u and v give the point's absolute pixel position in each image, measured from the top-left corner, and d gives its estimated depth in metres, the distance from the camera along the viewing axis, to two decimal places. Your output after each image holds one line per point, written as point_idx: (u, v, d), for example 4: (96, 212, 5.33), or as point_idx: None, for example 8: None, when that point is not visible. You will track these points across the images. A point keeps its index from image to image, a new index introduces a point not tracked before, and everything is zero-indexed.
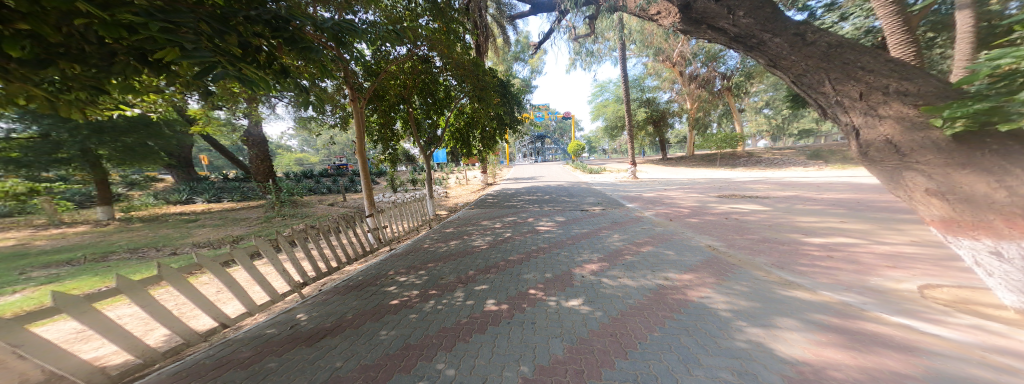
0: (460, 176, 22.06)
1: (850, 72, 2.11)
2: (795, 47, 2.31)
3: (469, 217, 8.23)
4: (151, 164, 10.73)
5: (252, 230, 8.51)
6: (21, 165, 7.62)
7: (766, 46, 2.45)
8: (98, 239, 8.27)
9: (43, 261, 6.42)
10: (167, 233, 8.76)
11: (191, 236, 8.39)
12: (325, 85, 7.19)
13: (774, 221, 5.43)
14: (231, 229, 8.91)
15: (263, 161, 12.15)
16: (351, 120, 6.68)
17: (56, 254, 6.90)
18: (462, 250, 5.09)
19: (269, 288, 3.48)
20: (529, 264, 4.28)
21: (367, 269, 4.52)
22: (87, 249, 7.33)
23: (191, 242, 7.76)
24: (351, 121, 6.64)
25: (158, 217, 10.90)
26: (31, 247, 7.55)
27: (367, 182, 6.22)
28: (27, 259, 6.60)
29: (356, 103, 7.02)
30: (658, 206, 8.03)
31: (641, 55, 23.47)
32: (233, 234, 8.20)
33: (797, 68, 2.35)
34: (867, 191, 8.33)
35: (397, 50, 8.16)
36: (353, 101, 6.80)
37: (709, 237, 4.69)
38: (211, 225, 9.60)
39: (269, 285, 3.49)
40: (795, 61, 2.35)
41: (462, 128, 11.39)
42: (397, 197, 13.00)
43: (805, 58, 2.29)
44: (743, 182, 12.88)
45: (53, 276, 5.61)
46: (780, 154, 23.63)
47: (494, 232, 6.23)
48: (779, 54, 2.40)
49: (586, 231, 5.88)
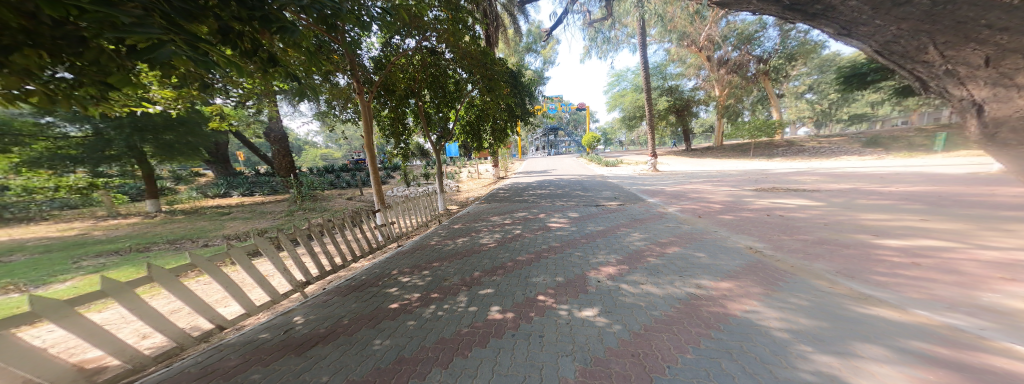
0: (473, 170, 21.88)
1: (969, 33, 1.68)
2: (875, 12, 1.89)
3: (477, 212, 7.94)
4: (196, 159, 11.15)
5: (276, 224, 8.68)
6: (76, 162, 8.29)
7: (839, 9, 2.03)
8: (146, 231, 8.74)
9: (93, 251, 6.76)
10: (202, 225, 9.13)
11: (223, 228, 8.66)
12: (337, 80, 7.17)
13: (829, 219, 4.69)
14: (258, 222, 9.18)
15: (285, 156, 12.44)
16: (357, 109, 6.33)
17: (103, 246, 7.22)
18: (469, 249, 4.80)
19: (269, 287, 3.34)
20: (539, 266, 3.93)
21: (373, 267, 4.34)
22: (134, 240, 7.67)
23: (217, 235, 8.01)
24: (355, 110, 6.23)
25: (197, 211, 11.35)
26: (90, 237, 8.08)
27: (376, 178, 5.96)
28: (84, 249, 7.00)
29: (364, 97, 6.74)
30: (683, 201, 7.37)
31: (662, 41, 22.07)
32: (258, 227, 8.42)
33: (887, 33, 2.00)
34: (943, 183, 7.18)
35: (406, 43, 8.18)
36: (358, 94, 6.42)
37: (748, 237, 4.10)
38: (239, 218, 9.94)
39: (270, 285, 3.35)
40: (882, 25, 1.97)
41: (473, 121, 11.02)
42: (409, 191, 13.02)
43: (897, 21, 1.88)
44: (784, 174, 11.71)
45: (95, 266, 5.84)
46: (827, 143, 21.46)
47: (503, 228, 5.92)
48: (860, 18, 2.00)
49: (602, 228, 5.39)
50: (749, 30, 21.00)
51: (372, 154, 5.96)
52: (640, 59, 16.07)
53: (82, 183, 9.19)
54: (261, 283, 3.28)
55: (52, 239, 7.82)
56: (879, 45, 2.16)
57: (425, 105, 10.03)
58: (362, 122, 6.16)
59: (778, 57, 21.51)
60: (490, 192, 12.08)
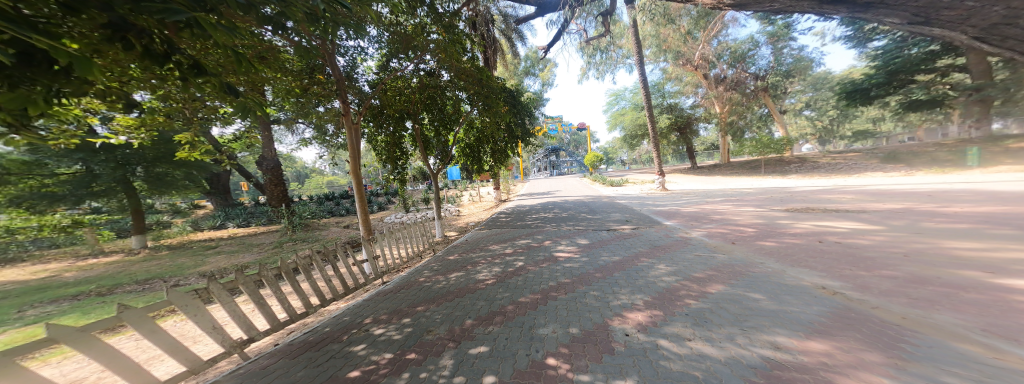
0: (474, 193, 21.33)
1: None
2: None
3: (477, 240, 7.14)
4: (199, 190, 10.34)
5: (261, 258, 7.21)
6: (59, 199, 7.32)
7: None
8: (121, 269, 6.77)
9: (48, 298, 5.18)
10: (183, 261, 7.09)
11: (203, 264, 6.73)
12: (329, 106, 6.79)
13: (907, 251, 3.88)
14: (245, 256, 7.30)
15: (277, 185, 11.29)
16: (345, 128, 5.57)
17: (65, 289, 5.57)
18: (463, 287, 3.98)
19: (185, 354, 2.19)
20: (547, 310, 3.12)
21: (346, 310, 3.49)
22: (102, 281, 5.98)
23: (202, 272, 6.12)
24: (344, 129, 5.53)
25: (187, 244, 9.16)
26: (52, 280, 6.23)
27: (363, 204, 5.19)
28: (42, 294, 5.41)
29: (349, 117, 5.72)
30: (706, 224, 6.58)
31: (658, 61, 22.27)
32: (240, 261, 6.92)
33: (992, 15, 1.77)
34: (1008, 202, 6.39)
35: (403, 67, 8.07)
36: (344, 116, 5.55)
37: (813, 275, 3.28)
38: (224, 251, 7.87)
39: (188, 351, 2.21)
40: (979, 11, 1.81)
41: (473, 144, 10.57)
42: (408, 217, 12.43)
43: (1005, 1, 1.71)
44: (811, 192, 10.91)
45: (36, 317, 4.34)
46: (842, 159, 20.67)
47: (504, 260, 5.11)
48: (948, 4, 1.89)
49: (619, 259, 4.54)
50: (742, 49, 20.97)
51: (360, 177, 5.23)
52: (639, 78, 15.78)
53: (67, 222, 7.69)
54: (173, 351, 2.12)
55: (16, 284, 6.04)
56: (977, 33, 1.98)
57: (423, 128, 9.66)
58: (349, 139, 5.40)
59: (774, 75, 21.50)
60: (493, 216, 11.42)
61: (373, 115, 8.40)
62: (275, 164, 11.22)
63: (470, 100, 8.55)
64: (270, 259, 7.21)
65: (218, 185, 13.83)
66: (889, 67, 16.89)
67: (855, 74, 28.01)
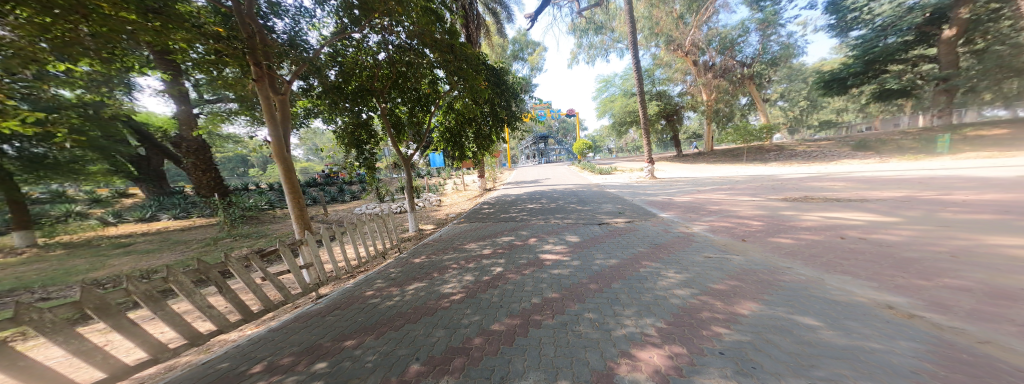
0: (457, 181, 20.18)
1: None
2: None
3: (452, 236, 6.19)
4: (124, 176, 8.86)
5: (184, 258, 5.59)
6: None
7: None
8: None
9: None
10: (75, 264, 5.48)
11: (100, 268, 5.18)
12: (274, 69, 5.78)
13: (952, 251, 3.33)
14: (162, 255, 5.79)
15: (205, 172, 9.69)
16: (262, 97, 4.06)
17: None
18: (420, 307, 3.04)
19: None
20: (527, 349, 2.23)
21: (239, 347, 2.45)
22: None
23: (86, 279, 4.56)
24: (261, 102, 4.04)
25: (93, 241, 7.49)
26: None
27: (297, 204, 4.09)
28: None
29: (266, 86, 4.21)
30: (706, 216, 5.90)
31: (649, 46, 21.36)
32: (152, 259, 5.55)
33: None
34: (1007, 189, 6.23)
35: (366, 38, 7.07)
36: (257, 83, 4.02)
37: (864, 287, 2.61)
38: (135, 251, 6.09)
39: None
40: None
41: (452, 127, 9.56)
42: (379, 208, 11.37)
43: None
44: (798, 179, 10.72)
45: None
46: (816, 146, 21.03)
47: (478, 264, 4.21)
48: None
49: (615, 263, 3.71)
50: (731, 35, 20.25)
51: (291, 170, 4.15)
52: (631, 62, 14.65)
53: None
54: None
55: None
56: None
57: (394, 109, 8.72)
58: (271, 120, 3.99)
59: (760, 63, 21.12)
60: (473, 207, 10.52)
61: (325, 91, 7.12)
62: (204, 146, 9.69)
63: (447, 78, 7.59)
64: (198, 252, 5.91)
65: (151, 171, 11.28)
66: (865, 57, 16.69)
67: (830, 65, 28.71)
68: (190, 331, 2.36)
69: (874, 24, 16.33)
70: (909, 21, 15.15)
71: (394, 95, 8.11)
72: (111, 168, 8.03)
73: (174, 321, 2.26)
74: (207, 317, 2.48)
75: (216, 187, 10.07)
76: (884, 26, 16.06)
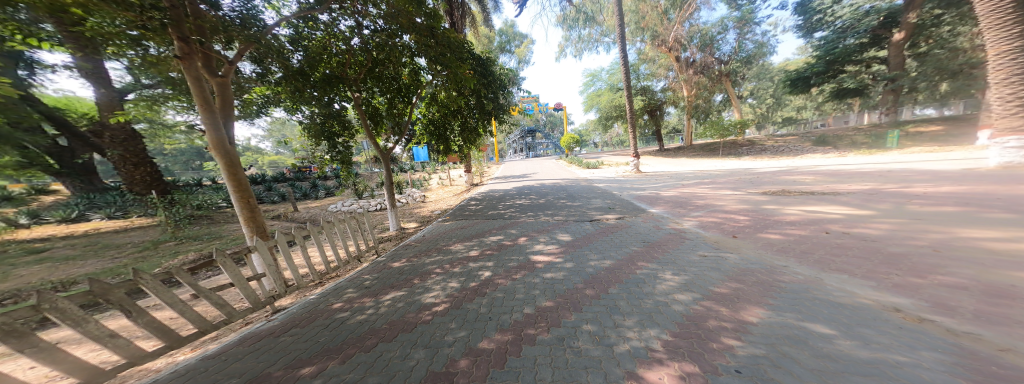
0: (443, 176, 19.56)
1: None
2: None
3: (436, 236, 5.79)
4: (41, 170, 7.59)
5: (115, 265, 4.78)
6: None
7: None
8: None
9: None
10: None
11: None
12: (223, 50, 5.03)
13: (932, 244, 3.32)
14: (84, 262, 4.90)
15: (137, 165, 8.72)
16: (190, 81, 3.34)
17: None
18: (398, 320, 2.66)
19: None
20: (520, 372, 1.91)
21: (158, 382, 1.94)
22: None
23: None
24: (191, 87, 3.35)
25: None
26: None
27: (245, 204, 3.56)
28: None
29: (194, 66, 3.42)
30: (693, 211, 5.87)
31: (634, 40, 21.40)
32: (70, 267, 4.70)
33: None
34: (963, 181, 6.60)
35: (338, 22, 6.43)
36: (182, 61, 3.27)
37: (864, 287, 2.52)
38: (50, 259, 5.12)
39: None
40: None
41: (436, 119, 9.07)
42: (357, 204, 10.72)
43: None
44: (773, 172, 11.10)
45: None
46: (783, 141, 22.18)
47: (465, 268, 3.87)
48: None
49: (610, 265, 3.52)
50: (711, 32, 20.70)
51: (234, 166, 3.57)
52: (617, 56, 14.55)
53: None
54: None
55: None
56: None
57: (375, 100, 8.25)
58: (204, 108, 3.38)
59: (736, 61, 21.74)
60: (460, 203, 10.13)
61: (288, 78, 6.37)
62: (133, 136, 8.91)
63: (431, 67, 7.12)
64: (131, 258, 5.07)
65: (75, 164, 9.82)
66: (827, 57, 17.41)
67: (795, 64, 30.35)
68: (85, 366, 1.85)
69: (835, 26, 17.17)
70: (867, 24, 16.07)
71: (370, 85, 7.50)
72: (24, 160, 6.75)
73: (54, 359, 1.74)
74: (111, 349, 1.92)
75: (152, 184, 9.13)
76: (844, 29, 16.94)
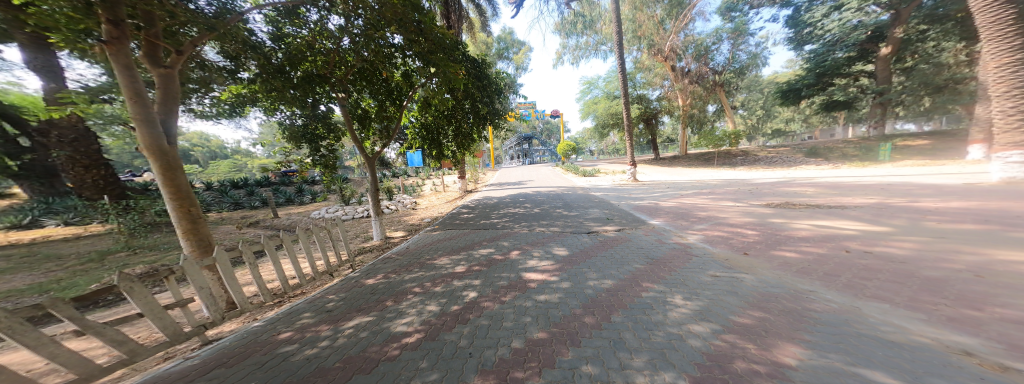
0: (437, 182, 19.02)
1: None
2: None
3: (422, 247, 5.32)
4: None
5: (48, 280, 4.19)
6: None
7: None
8: None
9: None
10: None
11: None
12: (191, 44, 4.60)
13: (971, 268, 2.94)
14: (13, 276, 4.30)
15: (89, 168, 8.07)
16: (117, 69, 2.87)
17: None
18: (354, 357, 2.16)
19: None
20: None
21: None
22: None
23: None
24: (118, 78, 2.88)
25: None
26: None
27: (184, 215, 3.10)
28: None
29: (126, 52, 2.95)
30: (696, 223, 5.51)
31: (631, 50, 21.44)
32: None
33: None
34: (970, 195, 6.38)
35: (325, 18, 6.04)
36: (109, 46, 2.80)
37: (914, 321, 2.13)
38: None
39: None
40: None
41: (429, 124, 8.68)
42: (342, 211, 10.17)
43: None
44: (771, 183, 10.89)
45: None
46: (776, 152, 22.26)
47: (450, 287, 3.41)
48: None
49: (612, 286, 3.09)
50: (705, 43, 20.82)
51: (173, 169, 3.10)
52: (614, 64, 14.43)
53: None
54: None
55: None
56: None
57: (364, 101, 7.82)
58: (135, 102, 2.91)
59: (729, 71, 21.96)
60: (451, 211, 9.64)
61: (267, 77, 5.90)
62: (85, 135, 8.10)
63: (423, 69, 6.76)
64: (69, 272, 4.48)
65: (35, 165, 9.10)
66: (817, 70, 17.64)
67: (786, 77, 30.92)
68: None
69: (824, 39, 17.18)
70: (855, 37, 15.96)
71: (361, 86, 7.11)
72: None
73: None
74: None
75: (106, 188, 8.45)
76: (833, 42, 16.94)
